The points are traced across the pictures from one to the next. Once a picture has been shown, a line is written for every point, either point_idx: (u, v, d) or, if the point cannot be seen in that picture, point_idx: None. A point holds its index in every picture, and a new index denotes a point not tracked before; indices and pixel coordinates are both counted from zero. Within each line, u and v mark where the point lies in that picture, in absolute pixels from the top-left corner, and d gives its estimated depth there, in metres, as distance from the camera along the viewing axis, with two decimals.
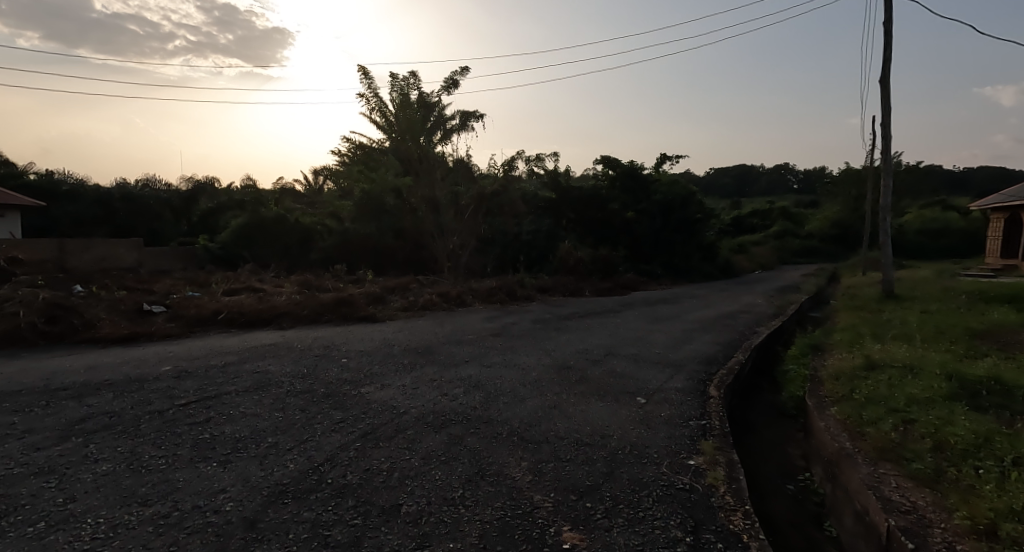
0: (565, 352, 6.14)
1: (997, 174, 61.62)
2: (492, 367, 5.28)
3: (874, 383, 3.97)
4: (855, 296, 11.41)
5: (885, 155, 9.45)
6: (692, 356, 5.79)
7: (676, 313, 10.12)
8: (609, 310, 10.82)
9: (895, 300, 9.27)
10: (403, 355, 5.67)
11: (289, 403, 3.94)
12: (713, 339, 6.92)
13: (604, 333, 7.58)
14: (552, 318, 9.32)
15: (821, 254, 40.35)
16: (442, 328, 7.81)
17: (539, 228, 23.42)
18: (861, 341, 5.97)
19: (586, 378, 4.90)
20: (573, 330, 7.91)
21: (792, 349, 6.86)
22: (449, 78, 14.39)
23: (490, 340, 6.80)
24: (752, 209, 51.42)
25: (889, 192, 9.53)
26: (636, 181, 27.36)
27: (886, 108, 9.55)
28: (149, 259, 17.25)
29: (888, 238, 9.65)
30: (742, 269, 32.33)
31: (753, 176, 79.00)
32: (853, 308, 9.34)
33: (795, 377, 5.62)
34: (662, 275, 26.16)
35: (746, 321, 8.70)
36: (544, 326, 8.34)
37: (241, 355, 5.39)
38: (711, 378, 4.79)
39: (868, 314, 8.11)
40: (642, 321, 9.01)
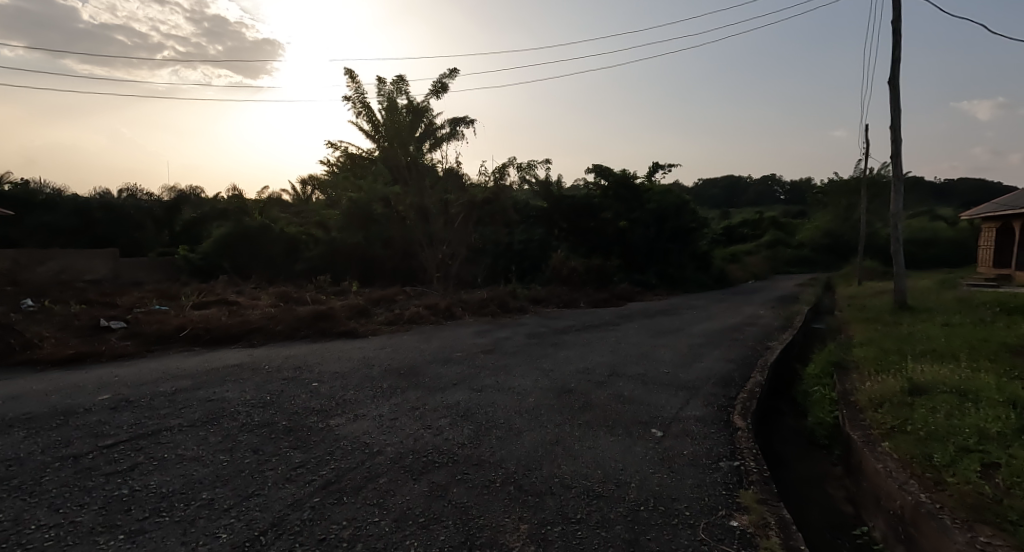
0: (565, 372, 5.56)
1: (980, 185, 62.54)
2: (484, 392, 4.68)
3: (928, 414, 3.44)
4: (863, 308, 10.96)
5: (895, 160, 9.04)
6: (704, 377, 5.23)
7: (678, 326, 9.58)
8: (607, 322, 10.27)
9: (909, 312, 8.80)
10: (384, 378, 5.04)
11: (241, 440, 3.28)
12: (723, 356, 6.37)
13: (605, 350, 7.00)
14: (547, 332, 8.73)
15: (813, 263, 40.28)
16: (429, 345, 7.19)
17: (531, 237, 22.93)
18: (889, 359, 5.47)
19: (590, 404, 4.32)
20: (571, 346, 7.34)
21: (808, 366, 6.35)
22: (438, 82, 13.96)
23: (482, 359, 6.20)
24: (743, 219, 51.50)
25: (900, 199, 9.11)
26: (629, 190, 27.02)
27: (895, 112, 9.15)
28: (124, 271, 16.46)
29: (899, 247, 9.22)
30: (736, 279, 32.02)
31: (742, 186, 79.50)
32: (864, 320, 8.87)
33: (820, 399, 5.08)
34: (657, 285, 25.69)
35: (754, 335, 8.18)
36: (540, 341, 7.75)
37: (199, 378, 4.73)
38: (732, 405, 4.23)
39: (885, 328, 7.62)
40: (643, 335, 8.46)
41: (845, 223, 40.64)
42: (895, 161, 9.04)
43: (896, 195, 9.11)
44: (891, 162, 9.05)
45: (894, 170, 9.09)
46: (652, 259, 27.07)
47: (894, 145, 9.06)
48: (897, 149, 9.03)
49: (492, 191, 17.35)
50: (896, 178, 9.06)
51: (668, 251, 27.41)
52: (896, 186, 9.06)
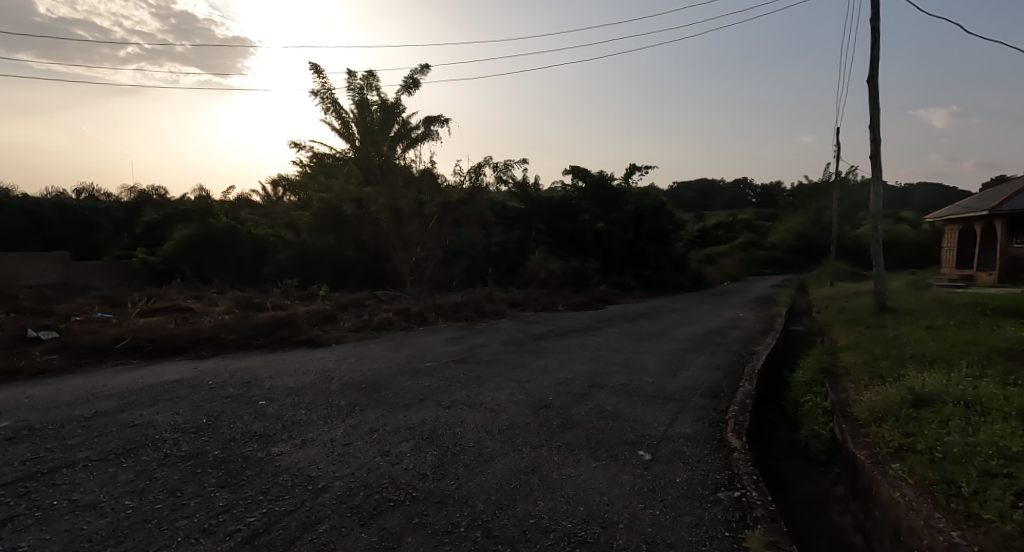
0: (543, 383, 5.16)
1: (938, 190, 65.07)
2: (454, 409, 4.24)
3: (938, 431, 3.16)
4: (842, 310, 10.88)
5: (875, 160, 8.96)
6: (691, 387, 4.92)
7: (659, 331, 9.29)
8: (587, 327, 9.92)
9: (890, 314, 8.70)
10: (344, 393, 4.56)
11: (158, 477, 2.73)
12: (708, 363, 6.08)
13: (585, 357, 6.63)
14: (525, 338, 8.33)
15: (785, 265, 41.01)
16: (398, 353, 6.71)
17: (508, 240, 22.53)
18: (881, 367, 5.25)
19: (571, 421, 3.92)
20: (550, 353, 6.94)
21: (796, 374, 6.11)
22: (409, 77, 13.49)
23: (455, 369, 5.75)
24: (717, 221, 52.20)
25: (880, 199, 9.03)
26: (606, 192, 26.89)
27: (874, 112, 9.07)
28: (75, 275, 15.38)
29: (879, 248, 9.13)
30: (712, 281, 32.27)
31: (716, 189, 80.85)
32: (847, 324, 8.73)
33: (811, 410, 4.82)
34: (635, 287, 25.61)
35: (737, 340, 7.93)
36: (517, 348, 7.34)
37: (129, 398, 4.15)
38: (724, 420, 3.91)
39: (869, 332, 7.46)
40: (625, 340, 8.12)
41: (816, 226, 41.51)
42: (875, 162, 8.96)
43: (877, 196, 9.01)
44: (871, 162, 8.97)
45: (873, 170, 9.00)
46: (630, 261, 26.98)
47: (873, 145, 8.98)
48: (876, 149, 8.95)
49: (469, 191, 16.88)
50: (876, 178, 8.97)
51: (646, 253, 27.39)
52: (876, 187, 8.98)
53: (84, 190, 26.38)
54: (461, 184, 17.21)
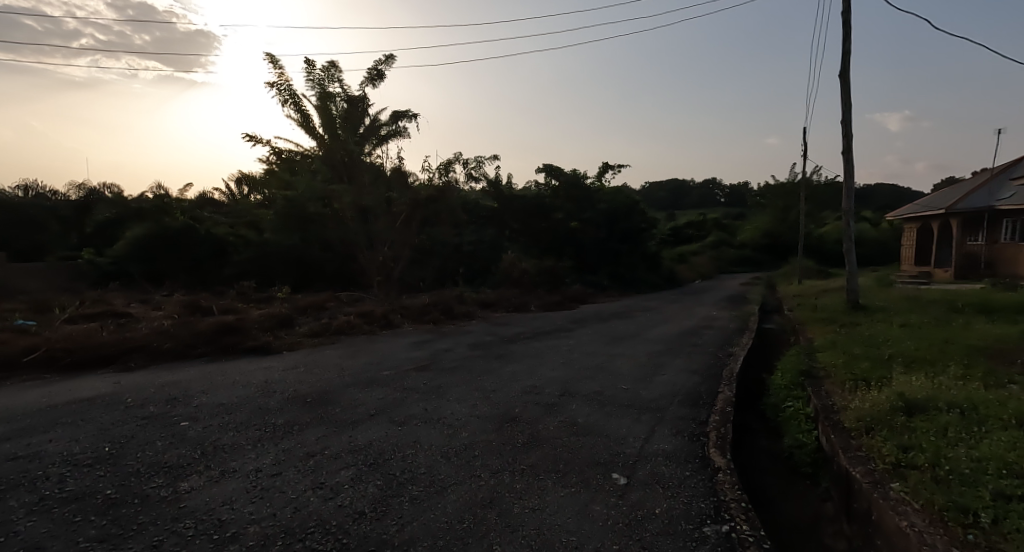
0: (511, 393, 4.75)
1: (895, 191, 67.61)
2: (409, 425, 3.79)
3: (938, 444, 2.89)
4: (814, 308, 10.83)
5: (847, 156, 8.88)
6: (668, 395, 4.60)
7: (634, 332, 9.01)
8: (559, 328, 9.55)
9: (863, 312, 8.64)
10: (284, 410, 4.03)
11: (20, 531, 2.18)
12: (684, 367, 5.80)
13: (557, 362, 6.24)
14: (494, 341, 7.89)
15: (754, 263, 41.74)
16: (356, 360, 6.18)
17: (481, 239, 22.04)
18: (861, 369, 5.04)
19: (539, 438, 3.53)
20: (520, 357, 6.54)
21: (774, 377, 5.88)
22: (373, 68, 12.88)
23: (415, 378, 5.28)
24: (688, 220, 52.86)
25: (853, 196, 8.95)
26: (580, 191, 26.71)
27: (846, 107, 8.98)
28: (10, 278, 14.19)
29: (852, 246, 9.06)
30: (685, 279, 32.50)
31: (686, 189, 82.14)
32: (821, 322, 8.61)
33: (792, 417, 4.57)
34: (609, 286, 25.48)
35: (713, 341, 7.70)
36: (486, 353, 6.91)
37: (21, 423, 3.53)
38: (705, 434, 3.59)
39: (845, 331, 7.32)
40: (598, 342, 7.79)
41: (783, 225, 42.41)
42: (847, 157, 8.88)
43: (849, 193, 8.93)
44: (843, 158, 8.88)
45: (846, 166, 8.92)
46: (603, 260, 26.85)
47: (846, 141, 8.90)
48: (849, 145, 8.86)
49: (438, 189, 16.34)
50: (848, 175, 8.89)
51: (619, 252, 27.32)
52: (849, 183, 8.89)
53: (29, 188, 24.72)
54: (430, 181, 16.65)
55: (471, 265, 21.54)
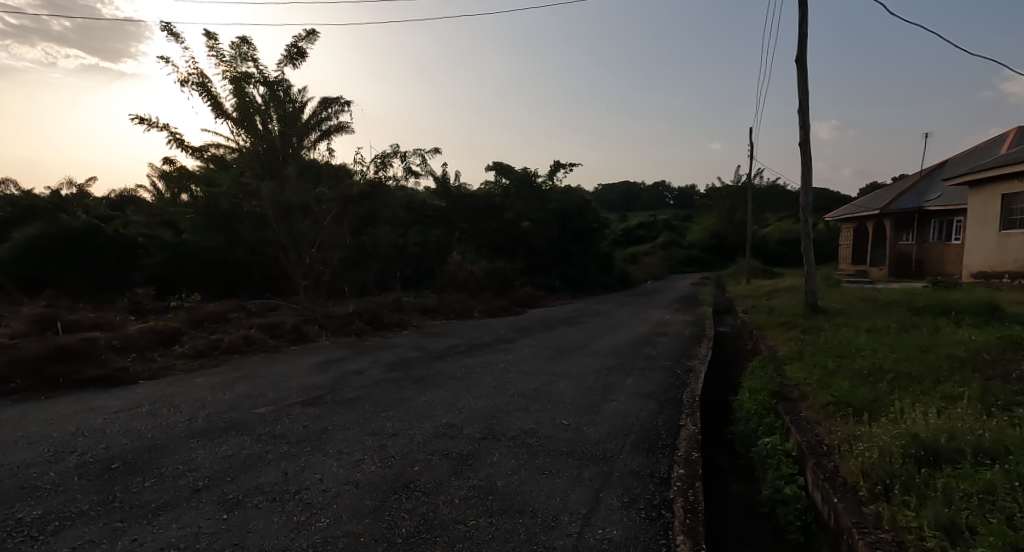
0: (417, 438, 3.62)
1: (826, 194, 71.23)
2: (248, 507, 2.58)
3: (998, 525, 1.98)
4: (768, 311, 10.31)
5: (806, 148, 8.30)
6: (618, 435, 3.64)
7: (581, 342, 8.07)
8: (499, 339, 8.49)
9: (823, 315, 8.07)
10: (63, 487, 2.71)
11: None
12: (636, 390, 4.89)
13: (487, 386, 5.17)
14: (420, 358, 6.71)
15: (702, 263, 42.50)
16: (231, 391, 4.84)
17: (426, 239, 20.71)
18: (841, 391, 4.26)
19: (434, 524, 2.42)
20: (444, 380, 5.42)
21: (738, 399, 5.06)
22: (293, 46, 11.34)
23: (297, 417, 4.04)
24: (640, 221, 53.45)
25: (811, 192, 8.37)
26: (530, 190, 25.85)
27: (804, 96, 8.39)
28: None
29: (810, 244, 8.48)
30: (637, 280, 32.38)
31: (637, 191, 83.61)
32: (780, 328, 7.98)
33: (767, 455, 3.70)
34: (561, 288, 24.72)
35: (668, 352, 6.86)
36: (404, 374, 5.73)
37: None
38: (667, 504, 2.61)
39: (810, 339, 6.65)
40: (541, 357, 6.77)
41: (729, 226, 43.39)
42: (805, 150, 8.30)
43: (808, 189, 8.34)
44: (801, 152, 8.30)
45: (803, 160, 8.36)
46: (554, 261, 26.10)
47: (802, 133, 8.34)
48: (806, 137, 8.30)
49: (374, 184, 14.88)
50: (806, 169, 8.32)
51: (570, 253, 26.66)
52: (807, 178, 8.31)
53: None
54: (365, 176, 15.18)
55: (415, 268, 20.16)
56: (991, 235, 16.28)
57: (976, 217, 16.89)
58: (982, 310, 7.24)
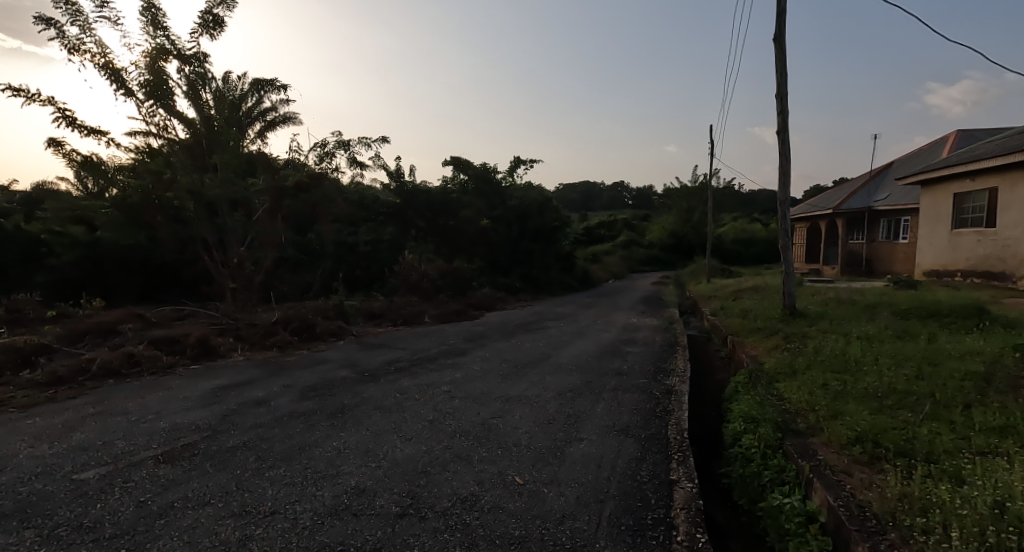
0: (304, 520, 2.49)
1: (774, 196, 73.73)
2: None
3: None
4: (740, 313, 9.68)
5: (783, 137, 7.63)
6: (591, 503, 2.64)
7: (543, 353, 7.08)
8: (449, 350, 7.38)
9: (805, 320, 7.37)
10: None
11: None
12: (608, 423, 3.92)
13: (423, 421, 4.08)
14: (348, 380, 5.51)
15: (661, 263, 42.75)
16: (64, 441, 3.51)
17: (377, 237, 19.31)
18: (861, 424, 3.44)
19: None
20: (370, 413, 4.29)
21: (728, 429, 4.19)
22: (208, 13, 9.80)
23: (135, 487, 2.79)
24: (600, 221, 53.41)
25: (789, 185, 7.71)
26: (489, 186, 24.80)
27: (782, 79, 7.69)
28: None
29: (787, 243, 7.83)
30: (598, 280, 31.92)
31: (598, 191, 84.12)
32: (758, 335, 7.29)
33: (786, 517, 2.79)
34: (521, 288, 23.74)
35: (641, 366, 5.97)
36: (322, 404, 4.54)
37: None
38: None
39: (797, 350, 5.93)
40: (497, 374, 5.73)
41: (687, 225, 43.79)
42: (783, 138, 7.64)
43: (786, 181, 7.68)
44: (779, 141, 7.63)
45: (782, 149, 7.68)
46: (514, 261, 25.14)
47: (780, 121, 7.64)
48: (784, 124, 7.63)
49: (313, 175, 13.38)
50: (784, 159, 7.65)
51: (531, 252, 25.77)
52: (785, 169, 7.66)
53: None
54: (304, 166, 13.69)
55: (364, 269, 18.72)
56: (942, 234, 16.37)
57: (930, 216, 16.99)
58: (968, 314, 6.71)
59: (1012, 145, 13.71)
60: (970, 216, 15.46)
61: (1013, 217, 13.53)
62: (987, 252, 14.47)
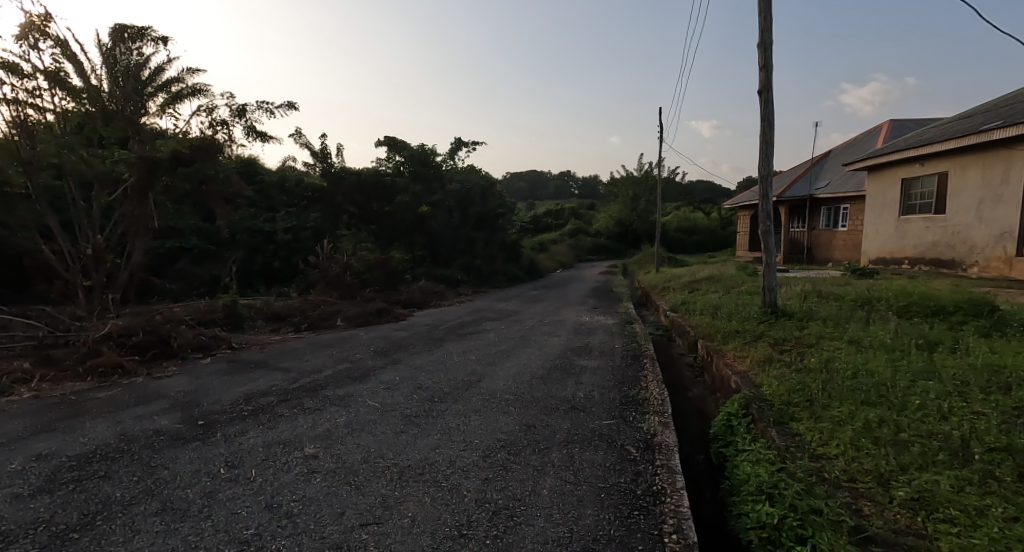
0: None
1: (712, 185, 75.54)
2: None
3: None
4: (707, 311, 8.40)
5: (765, 97, 6.27)
6: None
7: (475, 374, 5.35)
8: (348, 371, 5.50)
9: (793, 323, 6.06)
10: None
11: None
12: (561, 535, 2.27)
13: (230, 546, 2.23)
14: (161, 438, 3.51)
15: (607, 252, 42.26)
16: None
17: (295, 224, 16.81)
18: (998, 538, 1.98)
19: None
20: (142, 525, 2.38)
21: (744, 515, 2.65)
22: None
23: None
24: (547, 209, 52.34)
25: (772, 158, 6.40)
26: (427, 169, 22.66)
27: (765, 27, 6.31)
28: None
29: (769, 229, 6.54)
30: (545, 270, 30.61)
31: (545, 180, 83.12)
32: (740, 341, 5.98)
33: None
34: (463, 281, 21.89)
35: (604, 396, 4.39)
36: (68, 502, 2.58)
37: None
38: None
39: (799, 367, 4.60)
40: (399, 418, 3.94)
41: (633, 213, 43.31)
42: (765, 100, 6.30)
43: (768, 153, 6.36)
44: (760, 102, 6.27)
45: (763, 113, 6.34)
46: (455, 251, 23.18)
47: (763, 77, 6.27)
48: (768, 82, 6.27)
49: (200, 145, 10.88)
50: (766, 125, 6.33)
51: (473, 241, 23.90)
52: (767, 138, 6.35)
53: None
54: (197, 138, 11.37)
55: (281, 260, 16.22)
56: (889, 221, 15.97)
57: (875, 203, 16.69)
58: (979, 312, 5.60)
59: (961, 128, 13.20)
60: (918, 202, 15.03)
61: (962, 202, 13.02)
62: (936, 238, 13.97)
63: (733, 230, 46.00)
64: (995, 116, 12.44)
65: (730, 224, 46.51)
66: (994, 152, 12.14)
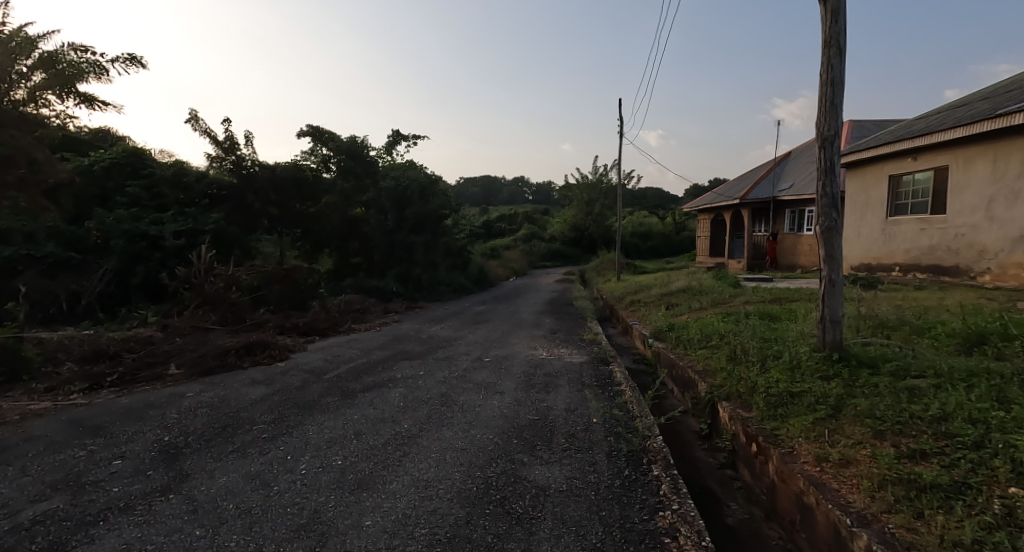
0: None
1: (663, 192, 75.37)
2: None
3: None
4: (719, 348, 5.77)
5: (834, 4, 3.90)
6: None
7: (312, 537, 2.46)
8: (14, 542, 2.41)
9: (892, 387, 3.55)
10: None
11: None
12: None
13: None
14: None
15: (562, 259, 40.05)
16: None
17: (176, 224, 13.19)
18: None
19: None
20: None
21: None
22: None
23: None
24: (501, 214, 49.72)
25: (841, 108, 3.99)
26: (358, 164, 19.50)
27: None
28: None
29: (836, 225, 4.08)
30: (496, 279, 27.79)
31: (497, 185, 80.53)
32: (811, 423, 3.44)
33: None
34: (399, 293, 18.72)
35: None
36: None
37: None
38: None
39: (1020, 532, 2.05)
40: None
41: (588, 217, 41.34)
42: (834, 9, 3.90)
43: (835, 99, 3.96)
44: (826, 14, 3.90)
45: (828, 33, 3.96)
46: (391, 258, 19.69)
47: None
48: None
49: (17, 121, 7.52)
50: (834, 52, 3.92)
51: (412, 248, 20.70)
52: (835, 75, 3.94)
53: None
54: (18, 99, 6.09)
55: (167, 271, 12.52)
56: (873, 223, 14.29)
57: (856, 205, 15.04)
58: None
59: (962, 116, 11.55)
60: (908, 201, 13.41)
61: (968, 200, 11.38)
62: (934, 242, 12.29)
63: (687, 235, 44.99)
64: (1003, 101, 10.82)
65: (685, 229, 45.52)
66: (1007, 141, 10.51)
